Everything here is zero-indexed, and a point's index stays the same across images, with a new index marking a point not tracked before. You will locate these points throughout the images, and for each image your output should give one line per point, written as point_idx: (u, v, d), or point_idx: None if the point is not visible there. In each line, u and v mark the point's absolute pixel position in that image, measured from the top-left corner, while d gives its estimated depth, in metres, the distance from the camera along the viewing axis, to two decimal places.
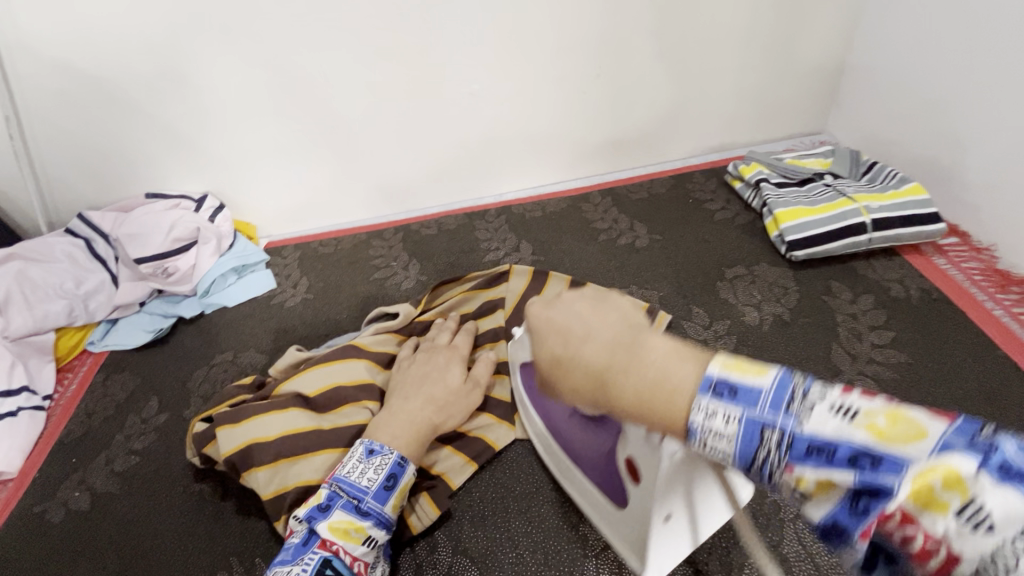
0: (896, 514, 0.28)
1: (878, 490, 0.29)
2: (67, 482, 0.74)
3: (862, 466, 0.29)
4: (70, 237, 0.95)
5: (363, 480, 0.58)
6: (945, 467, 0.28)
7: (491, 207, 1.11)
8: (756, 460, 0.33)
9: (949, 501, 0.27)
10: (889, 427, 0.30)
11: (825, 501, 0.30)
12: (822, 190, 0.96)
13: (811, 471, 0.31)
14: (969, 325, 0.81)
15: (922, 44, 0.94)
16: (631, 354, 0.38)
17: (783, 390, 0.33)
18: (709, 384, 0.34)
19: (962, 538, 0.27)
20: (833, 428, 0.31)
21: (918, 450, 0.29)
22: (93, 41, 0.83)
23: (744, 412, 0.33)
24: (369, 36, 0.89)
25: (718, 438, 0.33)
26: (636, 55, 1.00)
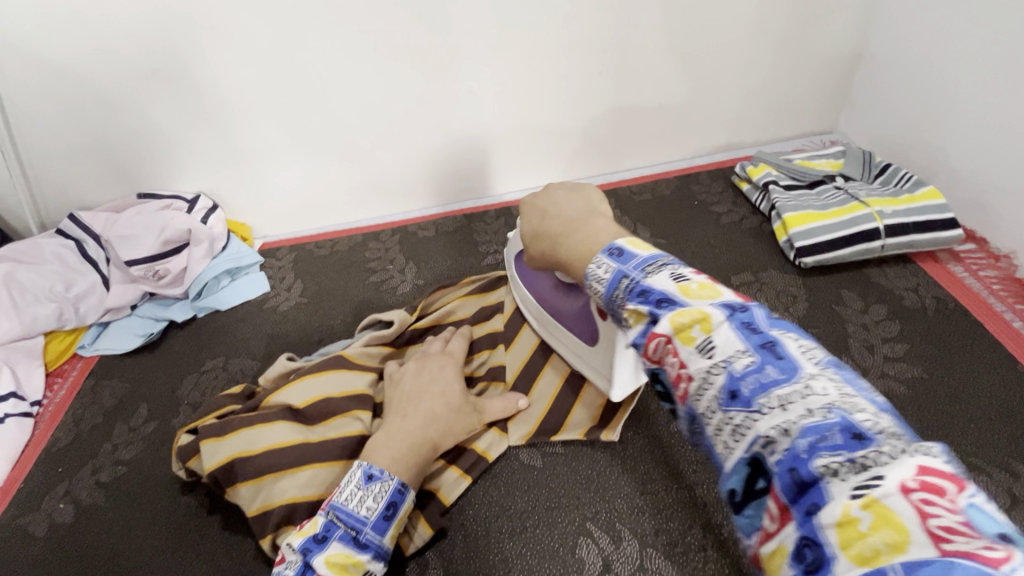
0: (661, 339, 0.37)
1: (656, 318, 0.37)
2: (53, 493, 0.72)
3: (660, 305, 0.38)
4: (60, 239, 0.93)
5: (362, 509, 0.55)
6: (704, 311, 0.36)
7: (490, 208, 1.09)
8: (613, 300, 0.42)
9: (696, 335, 0.35)
10: (697, 290, 0.38)
11: (637, 328, 0.39)
12: (833, 193, 0.93)
13: (632, 305, 0.39)
14: (987, 337, 0.78)
15: (940, 41, 0.90)
16: (579, 224, 0.53)
17: (653, 259, 0.42)
18: (611, 250, 0.45)
19: (693, 360, 0.35)
20: (659, 280, 0.39)
21: (700, 300, 0.37)
22: (81, 36, 0.81)
23: (618, 266, 0.43)
24: (365, 34, 0.86)
25: (598, 282, 0.44)
26: (641, 52, 0.97)
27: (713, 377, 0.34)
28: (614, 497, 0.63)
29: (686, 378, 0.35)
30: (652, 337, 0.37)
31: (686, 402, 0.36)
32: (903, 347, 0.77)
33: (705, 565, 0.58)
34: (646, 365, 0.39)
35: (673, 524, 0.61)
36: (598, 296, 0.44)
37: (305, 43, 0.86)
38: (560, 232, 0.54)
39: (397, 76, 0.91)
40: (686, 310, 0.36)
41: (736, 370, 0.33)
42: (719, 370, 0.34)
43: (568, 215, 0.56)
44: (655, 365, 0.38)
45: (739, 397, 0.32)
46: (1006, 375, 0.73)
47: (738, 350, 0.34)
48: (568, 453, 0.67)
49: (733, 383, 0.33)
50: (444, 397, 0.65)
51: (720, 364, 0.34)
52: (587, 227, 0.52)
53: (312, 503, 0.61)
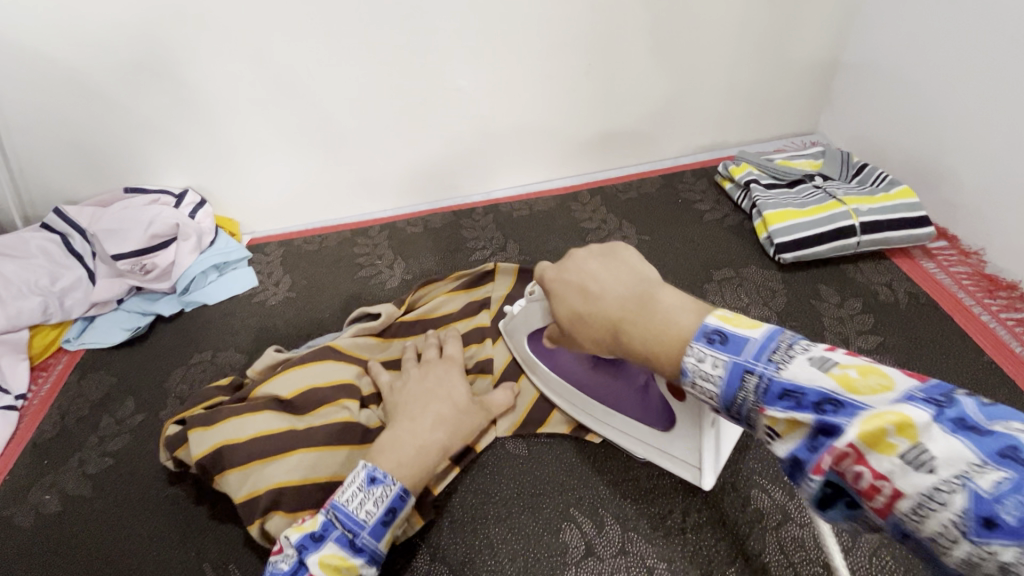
0: (843, 449, 0.34)
1: (829, 427, 0.35)
2: (38, 484, 0.72)
3: (825, 409, 0.35)
4: (45, 232, 0.93)
5: (360, 513, 0.55)
6: (900, 413, 0.32)
7: (478, 205, 1.10)
8: (739, 399, 0.41)
9: (897, 443, 0.32)
10: (860, 380, 0.36)
11: (795, 437, 0.37)
12: (812, 192, 0.95)
13: (779, 411, 0.38)
14: (957, 330, 0.81)
15: (914, 46, 0.93)
16: (645, 303, 0.50)
17: (769, 342, 0.41)
18: (707, 333, 0.44)
19: (902, 475, 0.32)
20: (807, 376, 0.37)
21: (876, 398, 0.34)
22: (68, 29, 0.81)
23: (731, 357, 0.41)
24: (354, 32, 0.87)
25: (705, 378, 0.43)
26: (626, 53, 0.99)
27: (946, 497, 0.30)
28: (598, 483, 0.65)
29: (889, 493, 0.32)
30: (831, 449, 0.34)
31: (892, 516, 0.33)
32: (877, 340, 0.80)
33: (685, 548, 0.59)
34: (814, 484, 0.36)
35: (654, 509, 0.62)
36: (713, 392, 0.43)
37: (293, 39, 0.86)
38: (622, 313, 0.51)
39: (385, 73, 0.92)
40: (870, 415, 0.33)
41: (982, 489, 0.29)
42: (954, 487, 0.30)
43: (619, 290, 0.53)
44: (825, 475, 0.35)
45: (1000, 525, 0.29)
46: (974, 365, 0.76)
47: (971, 463, 0.30)
48: (554, 444, 0.69)
49: (985, 506, 0.29)
50: (450, 400, 0.65)
51: (953, 481, 0.30)
52: (655, 307, 0.49)
53: (299, 488, 0.62)
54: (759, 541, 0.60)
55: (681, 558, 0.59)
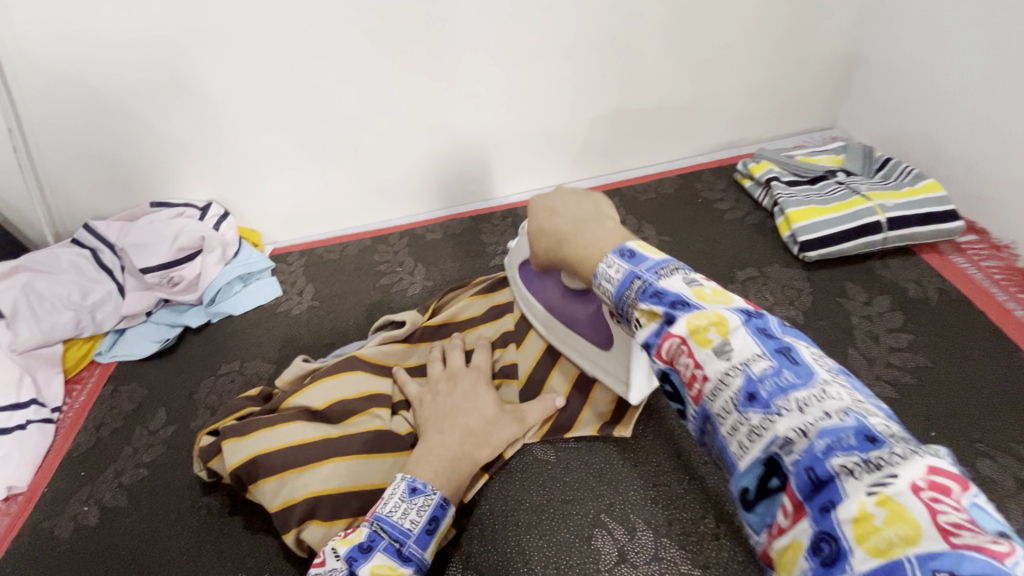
0: (678, 340, 0.38)
1: (670, 319, 0.39)
2: (77, 496, 0.74)
3: (676, 305, 0.39)
4: (76, 248, 0.95)
5: (406, 521, 0.55)
6: (721, 315, 0.38)
7: (496, 210, 1.10)
8: (623, 299, 0.43)
9: (713, 338, 0.37)
10: (711, 294, 0.40)
11: (649, 326, 0.40)
12: (835, 188, 0.94)
13: (645, 305, 0.41)
14: (990, 326, 0.79)
15: (937, 36, 0.91)
16: (585, 227, 0.55)
17: (663, 263, 0.43)
18: (622, 250, 0.46)
19: (711, 363, 0.36)
20: (676, 285, 0.41)
21: (715, 305, 0.39)
22: (97, 48, 0.83)
23: (630, 267, 0.44)
24: (372, 42, 0.88)
25: (608, 281, 0.45)
26: (641, 54, 0.98)
27: (731, 380, 0.35)
28: (627, 489, 0.65)
29: (701, 379, 0.37)
30: (667, 339, 0.38)
31: (701, 403, 0.37)
32: (907, 338, 0.78)
33: (719, 554, 0.59)
34: (659, 366, 0.40)
35: (686, 514, 0.62)
36: (607, 294, 0.45)
37: (312, 51, 0.88)
38: (568, 230, 0.56)
39: (400, 81, 0.93)
40: (702, 313, 0.38)
41: (755, 373, 0.35)
42: (738, 372, 0.35)
43: (575, 214, 0.58)
44: (667, 365, 0.39)
45: (758, 399, 0.34)
46: (1010, 362, 0.75)
47: (754, 354, 0.35)
48: (585, 450, 0.69)
49: (752, 385, 0.34)
50: (479, 412, 0.65)
51: (738, 366, 0.35)
52: (593, 228, 0.54)
53: (335, 496, 0.62)
54: None
55: (715, 564, 0.58)
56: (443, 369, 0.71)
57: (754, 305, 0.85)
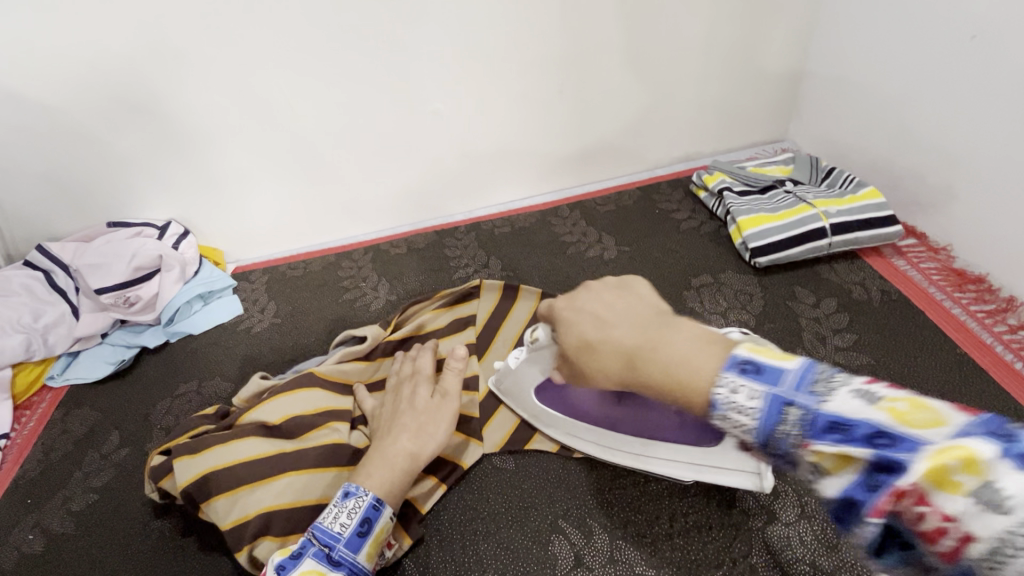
0: (910, 489, 0.33)
1: (884, 465, 0.34)
2: (21, 525, 0.71)
3: (879, 444, 0.35)
4: (29, 269, 0.93)
5: (335, 526, 0.55)
6: (961, 448, 0.32)
7: (461, 224, 1.12)
8: (778, 434, 0.39)
9: (964, 481, 0.31)
10: (911, 413, 0.35)
11: (845, 475, 0.36)
12: (783, 197, 0.98)
13: (828, 445, 0.36)
14: (930, 325, 0.83)
15: (870, 54, 0.97)
16: (656, 338, 0.47)
17: (808, 375, 0.39)
18: (738, 364, 0.42)
19: (975, 516, 0.31)
20: (852, 408, 0.36)
21: (932, 432, 0.33)
22: (48, 68, 0.82)
23: (770, 388, 0.39)
24: (333, 62, 0.89)
25: (742, 413, 0.40)
26: (597, 72, 1.02)
27: (1023, 542, 0.30)
28: (584, 493, 0.66)
29: (957, 534, 0.32)
30: (891, 490, 0.34)
31: (957, 562, 0.32)
32: (853, 338, 0.82)
33: (674, 554, 0.60)
34: (877, 526, 0.35)
35: (642, 516, 0.63)
36: (746, 425, 0.40)
37: (272, 70, 0.88)
38: (637, 343, 0.48)
39: (362, 100, 0.94)
40: (936, 451, 0.33)
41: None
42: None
43: (633, 316, 0.52)
44: (887, 518, 0.35)
45: None
46: (949, 359, 0.78)
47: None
48: (543, 458, 0.69)
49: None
50: (416, 410, 0.65)
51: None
52: (670, 341, 0.46)
53: (288, 513, 0.62)
54: (746, 542, 0.60)
55: (668, 564, 0.60)
56: (392, 378, 0.72)
57: (709, 311, 0.88)
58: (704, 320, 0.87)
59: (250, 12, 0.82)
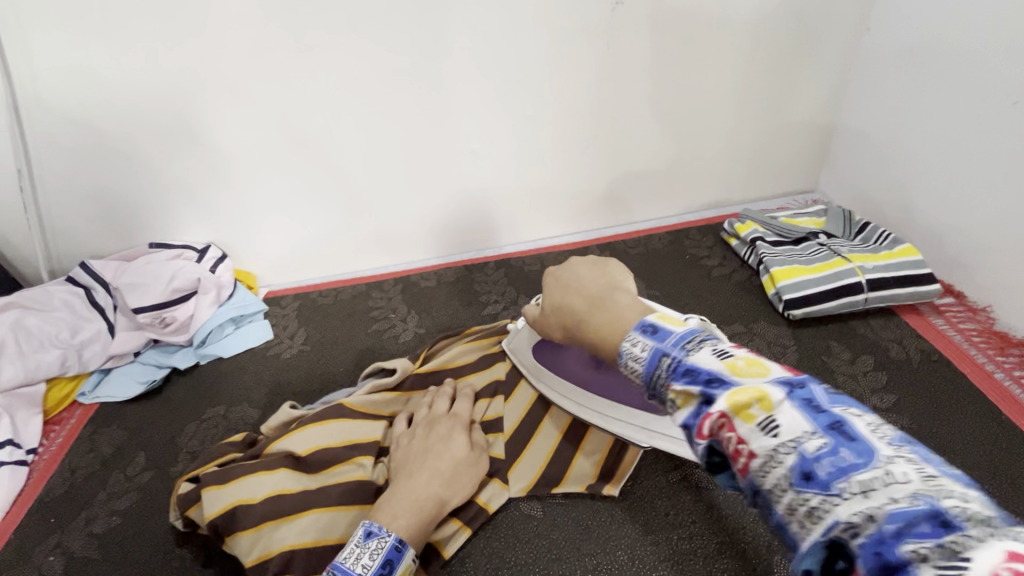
0: (717, 415, 0.35)
1: (707, 398, 0.36)
2: (43, 545, 0.71)
3: (709, 382, 0.37)
4: (69, 286, 0.95)
5: (357, 567, 0.53)
6: (762, 389, 0.35)
7: (490, 259, 1.13)
8: (654, 379, 0.41)
9: (756, 413, 0.34)
10: (745, 367, 0.37)
11: (686, 409, 0.37)
12: (816, 250, 0.98)
13: (679, 386, 0.38)
14: (970, 388, 0.81)
15: (908, 113, 0.98)
16: (600, 304, 0.56)
17: (690, 337, 0.42)
18: (645, 326, 0.45)
19: (755, 438, 0.34)
20: (704, 360, 0.39)
21: (753, 379, 0.36)
22: (111, 98, 0.85)
23: (656, 344, 0.42)
24: (377, 101, 0.92)
25: (636, 361, 0.43)
26: (631, 121, 1.04)
27: (781, 456, 0.32)
28: (614, 548, 0.64)
29: (746, 455, 0.34)
30: (711, 417, 0.36)
31: (748, 476, 0.34)
32: (891, 398, 0.80)
33: None
34: (700, 449, 0.37)
35: None
36: (636, 375, 0.43)
37: (318, 107, 0.91)
38: (584, 309, 0.57)
39: (401, 137, 0.97)
40: (742, 388, 0.35)
41: (808, 451, 0.32)
42: (789, 450, 0.32)
43: (589, 289, 0.60)
44: (709, 442, 0.36)
45: (815, 478, 0.31)
46: (993, 426, 0.76)
47: (806, 431, 0.32)
48: (571, 505, 0.69)
49: (806, 463, 0.31)
50: (449, 453, 0.65)
51: (789, 444, 0.32)
52: (605, 307, 0.55)
53: (310, 550, 0.61)
54: None
55: None
56: (423, 413, 0.71)
57: None
58: None
59: (302, 53, 0.85)
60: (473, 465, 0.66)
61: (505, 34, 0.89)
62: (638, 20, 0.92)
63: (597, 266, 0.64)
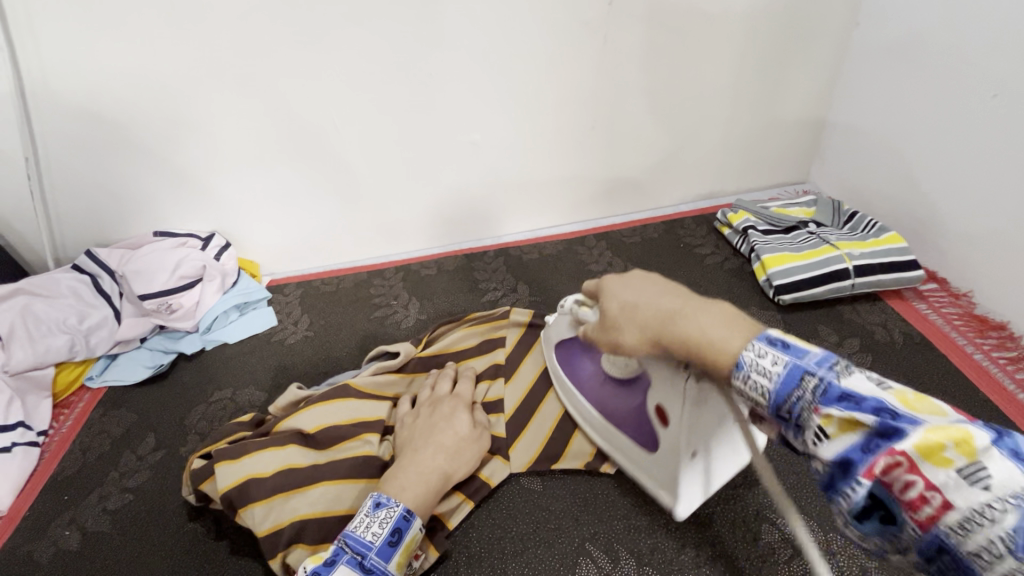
0: (903, 458, 0.36)
1: (887, 434, 0.37)
2: (58, 521, 0.74)
3: (884, 416, 0.38)
4: (76, 272, 0.96)
5: (368, 535, 0.56)
6: (958, 433, 0.36)
7: (489, 249, 1.16)
8: (791, 398, 0.41)
9: (954, 459, 0.35)
10: (918, 404, 0.38)
11: (846, 440, 0.39)
12: (806, 238, 1.01)
13: (838, 412, 0.39)
14: (951, 369, 0.84)
15: (895, 105, 1.00)
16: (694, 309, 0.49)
17: (829, 359, 0.42)
18: (769, 337, 0.44)
19: (957, 487, 0.35)
20: (866, 388, 0.39)
21: (937, 419, 0.37)
22: (117, 87, 0.86)
23: (793, 359, 0.42)
24: (379, 91, 0.94)
25: (762, 374, 0.43)
26: (627, 113, 1.07)
27: (995, 513, 0.33)
28: (611, 518, 0.67)
29: (939, 504, 0.35)
30: (887, 455, 0.37)
31: (933, 528, 0.35)
32: None
33: None
34: (862, 489, 0.38)
35: (667, 543, 0.65)
36: (761, 390, 0.43)
37: (321, 98, 0.93)
38: (676, 311, 0.50)
39: (402, 127, 0.99)
40: (933, 428, 0.36)
41: None
42: (1006, 507, 0.33)
43: (676, 292, 0.53)
44: (874, 481, 0.38)
45: None
46: (972, 404, 0.79)
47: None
48: (569, 479, 0.72)
49: None
50: (454, 430, 0.67)
51: (1004, 500, 0.33)
52: (704, 315, 0.48)
53: (320, 520, 0.63)
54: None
55: None
56: (427, 393, 0.74)
57: None
58: None
59: (306, 44, 0.87)
60: (476, 441, 0.69)
61: (505, 26, 0.91)
62: (635, 12, 0.94)
63: (671, 276, 0.56)
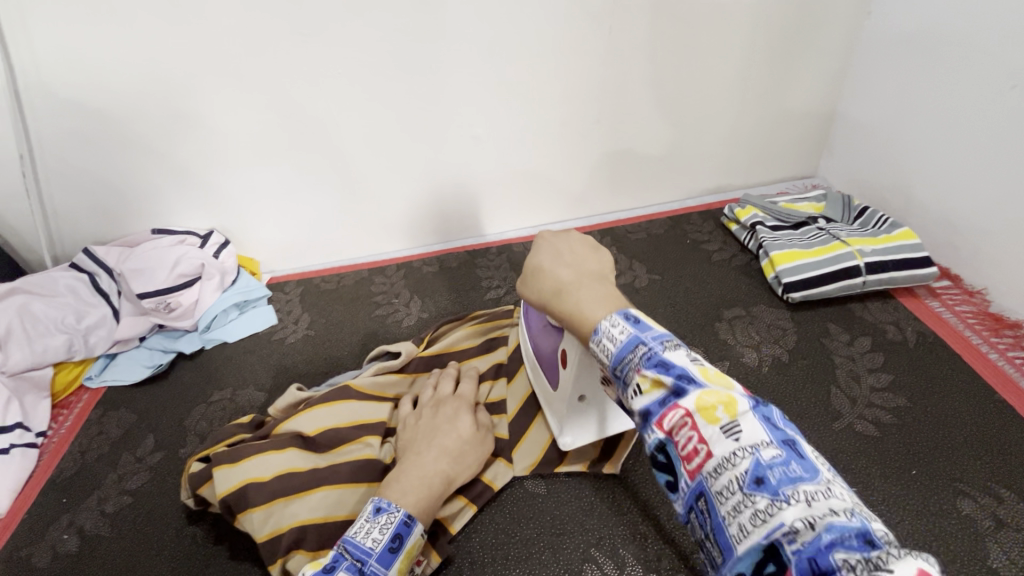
0: (685, 412, 0.39)
1: (679, 393, 0.40)
2: (56, 523, 0.73)
3: (683, 379, 0.41)
4: (74, 271, 0.95)
5: (368, 541, 0.55)
6: (731, 398, 0.39)
7: (492, 245, 1.14)
8: (624, 361, 0.44)
9: (721, 417, 0.38)
10: (714, 376, 0.41)
11: (652, 395, 0.41)
12: (815, 234, 0.99)
13: (650, 373, 0.42)
14: (965, 369, 0.82)
15: (908, 97, 0.98)
16: (575, 287, 0.51)
17: (665, 335, 0.45)
18: (627, 314, 0.47)
19: (717, 440, 0.38)
20: (681, 359, 0.42)
21: (721, 388, 0.40)
22: (111, 82, 0.85)
23: (635, 331, 0.44)
24: (379, 85, 0.92)
25: (610, 340, 0.45)
26: (633, 106, 1.04)
27: (738, 460, 0.36)
28: (616, 523, 0.66)
29: (703, 454, 0.38)
30: (675, 410, 0.40)
31: (698, 475, 0.38)
32: (887, 378, 0.82)
33: None
34: (655, 438, 0.41)
35: (675, 550, 0.64)
36: (605, 352, 0.45)
37: (320, 93, 0.91)
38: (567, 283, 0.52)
39: (402, 122, 0.97)
40: (712, 391, 0.40)
41: (763, 459, 0.36)
42: (746, 455, 0.36)
43: (579, 268, 0.54)
44: (665, 435, 0.40)
45: (766, 484, 0.35)
46: (987, 405, 0.78)
47: (764, 441, 0.37)
48: (573, 482, 0.71)
49: (760, 470, 0.36)
50: (456, 432, 0.66)
51: (747, 450, 0.36)
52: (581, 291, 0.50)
53: (321, 526, 0.62)
54: None
55: None
56: (428, 394, 0.72)
57: (741, 344, 0.88)
58: (734, 352, 0.87)
59: (303, 36, 0.85)
60: (479, 444, 0.67)
61: (507, 17, 0.89)
62: (640, 2, 0.92)
63: (593, 250, 0.57)
